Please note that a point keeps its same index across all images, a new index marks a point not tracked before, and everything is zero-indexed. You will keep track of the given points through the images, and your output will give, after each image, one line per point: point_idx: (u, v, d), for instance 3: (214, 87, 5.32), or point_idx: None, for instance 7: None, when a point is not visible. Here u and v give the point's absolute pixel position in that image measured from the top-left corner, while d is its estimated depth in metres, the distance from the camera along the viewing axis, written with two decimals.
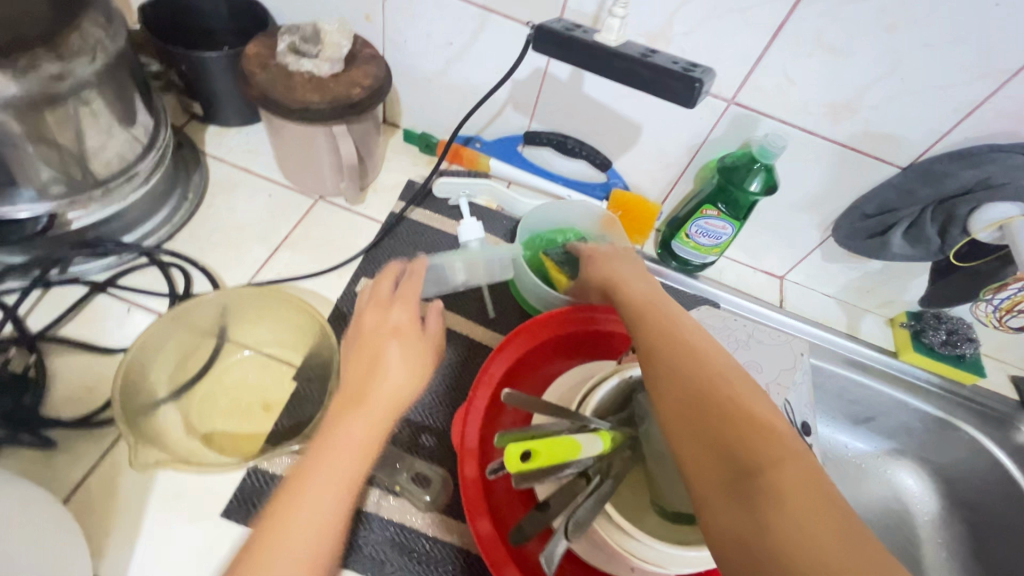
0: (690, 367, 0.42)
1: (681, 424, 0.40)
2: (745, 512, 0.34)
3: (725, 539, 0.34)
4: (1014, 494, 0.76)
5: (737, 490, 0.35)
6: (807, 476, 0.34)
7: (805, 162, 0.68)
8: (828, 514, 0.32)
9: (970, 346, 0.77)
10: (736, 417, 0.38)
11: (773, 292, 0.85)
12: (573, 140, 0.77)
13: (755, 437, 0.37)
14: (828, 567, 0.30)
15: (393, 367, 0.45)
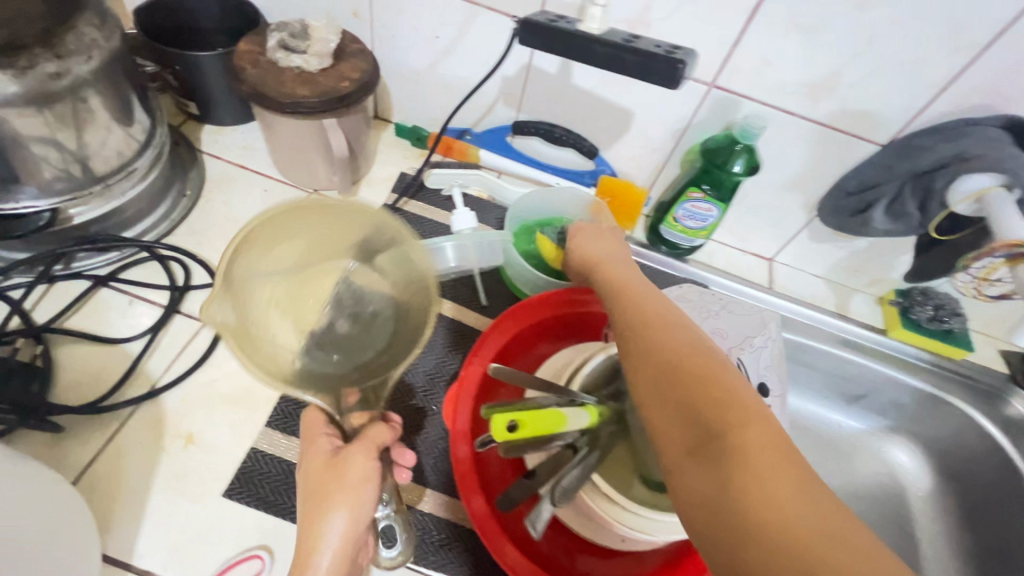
0: (663, 337, 0.42)
1: (652, 390, 0.40)
2: (710, 475, 0.34)
3: (695, 504, 0.35)
4: (1004, 464, 0.77)
5: (706, 456, 0.35)
6: (771, 436, 0.34)
7: (787, 142, 0.70)
8: (789, 473, 0.33)
9: (957, 321, 0.78)
10: (702, 381, 0.38)
11: (762, 273, 0.86)
12: (560, 128, 0.78)
13: (721, 400, 0.37)
14: (786, 526, 0.31)
15: (336, 517, 0.47)
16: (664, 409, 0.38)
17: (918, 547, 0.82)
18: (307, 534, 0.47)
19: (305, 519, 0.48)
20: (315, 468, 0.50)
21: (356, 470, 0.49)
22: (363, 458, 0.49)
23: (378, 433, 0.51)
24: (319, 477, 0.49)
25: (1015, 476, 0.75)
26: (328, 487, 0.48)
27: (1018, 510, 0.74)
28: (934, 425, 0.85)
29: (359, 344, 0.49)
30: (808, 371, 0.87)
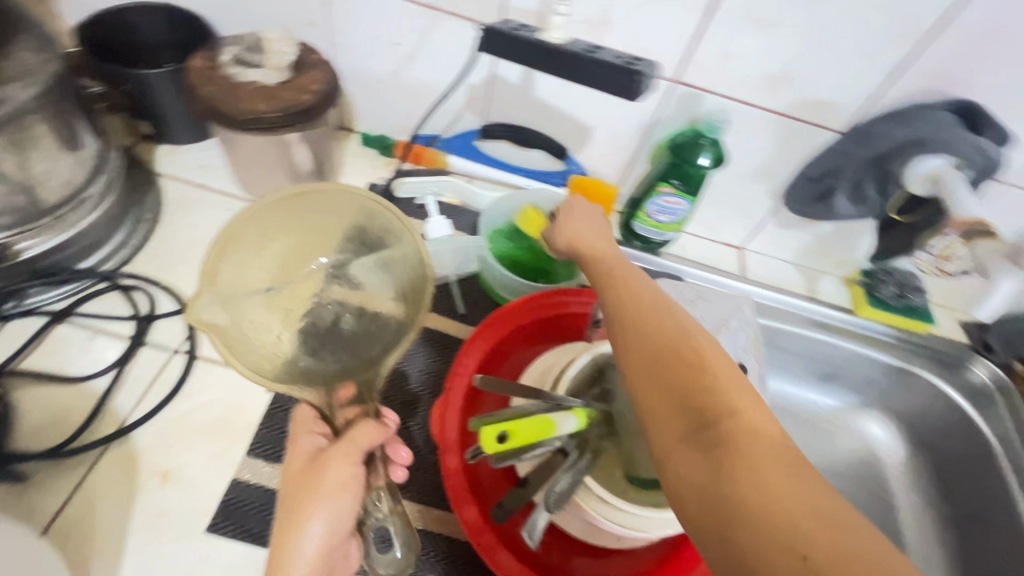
0: (657, 322, 0.42)
1: (643, 375, 0.39)
2: (706, 463, 0.34)
3: (690, 496, 0.34)
4: (970, 430, 0.81)
5: (700, 449, 0.35)
6: (764, 425, 0.35)
7: (751, 133, 0.71)
8: (783, 460, 0.33)
9: (919, 297, 0.82)
10: (696, 367, 0.38)
11: (733, 261, 0.88)
12: (528, 130, 0.78)
13: (714, 386, 0.37)
14: (785, 512, 0.31)
15: (313, 522, 0.46)
16: (658, 395, 0.38)
17: (897, 515, 0.85)
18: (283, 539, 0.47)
19: (282, 524, 0.47)
20: (298, 469, 0.49)
21: (337, 472, 0.47)
22: (342, 464, 0.47)
23: (366, 434, 0.48)
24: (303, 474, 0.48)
25: (981, 439, 0.79)
26: (307, 489, 0.47)
27: (986, 472, 0.78)
28: (904, 396, 0.88)
29: (355, 343, 0.47)
30: (783, 354, 0.90)
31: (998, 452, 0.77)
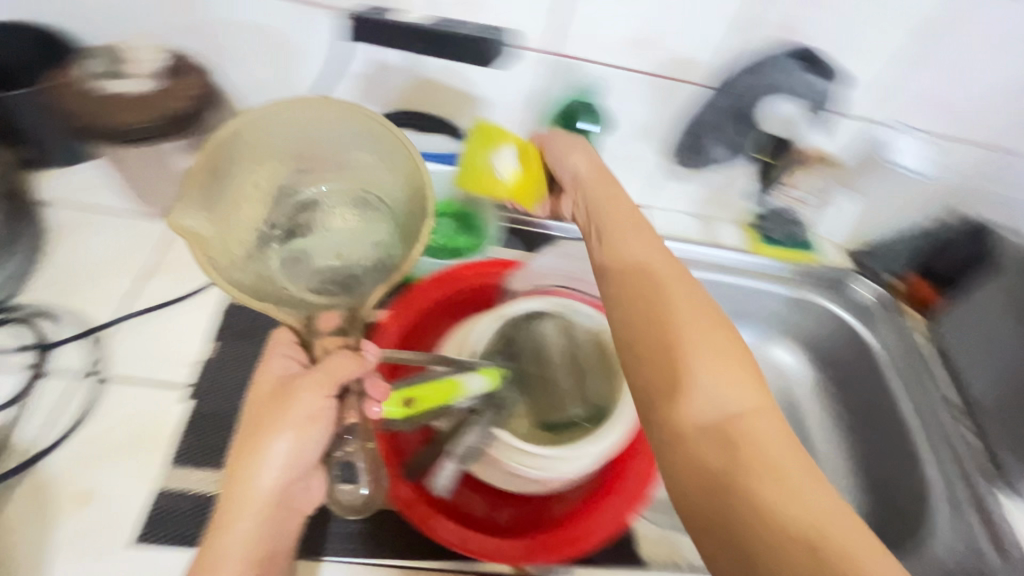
0: (664, 327, 0.46)
1: (659, 373, 0.44)
2: (725, 457, 0.39)
3: (696, 496, 0.39)
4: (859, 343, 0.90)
5: (708, 445, 0.40)
6: (775, 424, 0.41)
7: (630, 91, 0.75)
8: (795, 455, 0.39)
9: (801, 229, 0.92)
10: (719, 362, 0.44)
11: None
12: (420, 111, 0.79)
13: (735, 385, 0.43)
14: (800, 505, 0.37)
15: (282, 443, 0.47)
16: (684, 390, 0.43)
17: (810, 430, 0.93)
18: (244, 467, 0.47)
19: (242, 455, 0.47)
20: (269, 390, 0.49)
21: (308, 405, 0.47)
22: (313, 393, 0.47)
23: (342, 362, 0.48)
24: (271, 404, 0.48)
25: (870, 351, 0.87)
26: (272, 417, 0.47)
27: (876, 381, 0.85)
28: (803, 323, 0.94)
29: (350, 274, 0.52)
30: None
31: (884, 359, 0.85)
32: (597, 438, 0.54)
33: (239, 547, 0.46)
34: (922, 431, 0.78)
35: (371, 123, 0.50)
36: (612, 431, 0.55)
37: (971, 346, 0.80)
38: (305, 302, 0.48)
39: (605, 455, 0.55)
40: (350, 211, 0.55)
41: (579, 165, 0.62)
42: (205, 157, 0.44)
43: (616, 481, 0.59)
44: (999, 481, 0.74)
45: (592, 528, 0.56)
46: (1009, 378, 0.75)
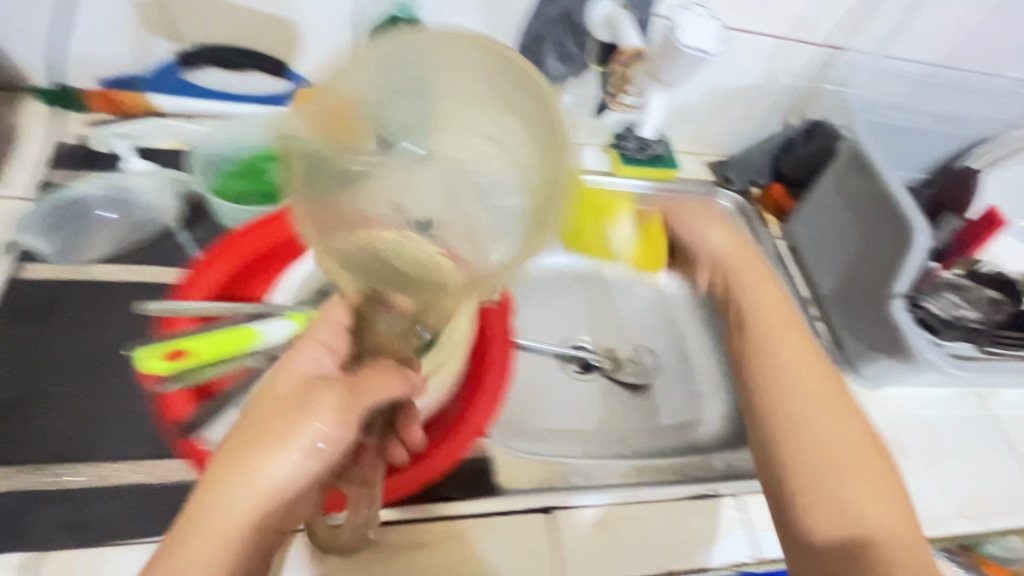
0: (772, 327, 0.61)
1: (809, 402, 0.55)
2: (835, 424, 0.54)
3: (827, 445, 0.53)
4: None
5: (834, 422, 0.54)
6: (857, 450, 0.53)
7: (461, 6, 0.72)
8: (872, 498, 0.50)
9: (659, 145, 0.91)
10: (830, 408, 0.55)
11: None
12: (231, 47, 0.73)
13: (859, 457, 0.52)
14: (858, 470, 0.51)
15: (284, 455, 0.40)
16: (805, 380, 0.57)
17: None
18: (246, 450, 0.41)
19: (241, 440, 0.41)
20: (292, 389, 0.44)
21: (278, 407, 0.42)
22: (329, 415, 0.42)
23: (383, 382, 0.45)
24: (298, 387, 0.44)
25: None
26: (278, 415, 0.42)
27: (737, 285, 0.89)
28: None
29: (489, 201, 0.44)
30: None
31: None
32: (428, 378, 0.56)
33: (227, 529, 0.39)
34: None
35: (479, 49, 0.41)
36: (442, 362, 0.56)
37: (818, 243, 0.84)
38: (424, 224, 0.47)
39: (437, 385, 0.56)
40: (469, 135, 0.45)
41: (717, 241, 0.70)
42: (330, 81, 0.44)
43: (459, 419, 0.60)
44: (844, 363, 0.77)
45: (430, 467, 0.57)
46: (850, 265, 0.77)
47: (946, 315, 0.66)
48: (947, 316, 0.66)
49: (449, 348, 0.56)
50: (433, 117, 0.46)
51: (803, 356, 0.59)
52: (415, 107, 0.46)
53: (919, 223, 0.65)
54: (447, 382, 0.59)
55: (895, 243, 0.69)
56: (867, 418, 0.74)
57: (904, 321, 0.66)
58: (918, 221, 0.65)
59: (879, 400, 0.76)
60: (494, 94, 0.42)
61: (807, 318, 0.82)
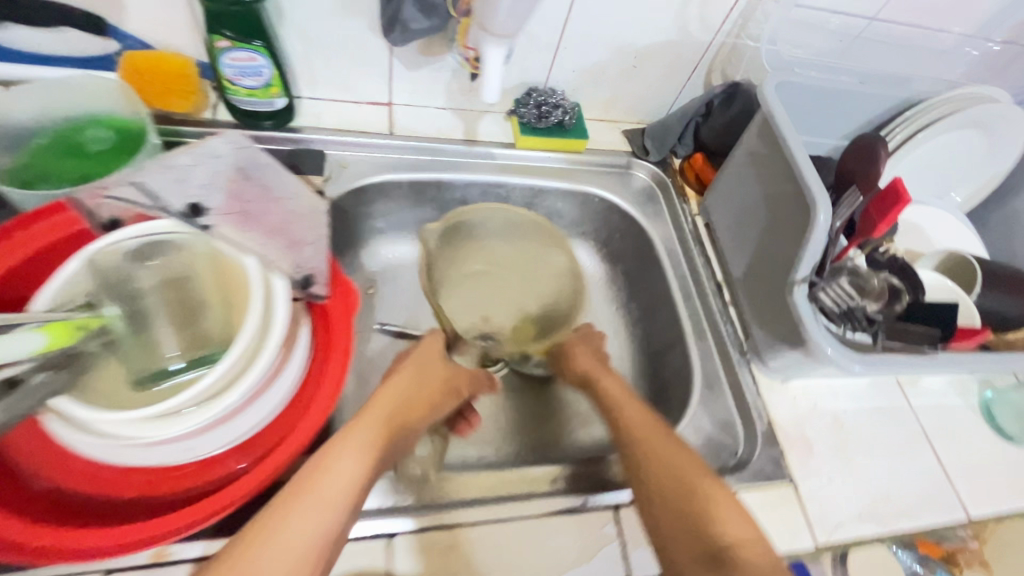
0: (612, 391, 0.64)
1: (639, 428, 0.58)
2: (687, 462, 0.53)
3: (659, 465, 0.54)
4: (637, 231, 0.85)
5: (659, 437, 0.56)
6: (687, 460, 0.54)
7: None
8: (724, 514, 0.49)
9: (559, 112, 0.81)
10: (653, 431, 0.57)
11: (381, 120, 0.80)
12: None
13: (688, 469, 0.53)
14: (726, 510, 0.49)
15: (356, 437, 0.48)
16: (644, 427, 0.58)
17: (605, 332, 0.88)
18: (343, 460, 0.46)
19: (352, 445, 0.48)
20: (383, 410, 0.53)
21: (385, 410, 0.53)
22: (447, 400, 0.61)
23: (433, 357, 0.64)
24: (393, 410, 0.54)
25: (646, 240, 0.84)
26: (380, 423, 0.51)
27: (651, 268, 0.83)
28: (589, 220, 0.89)
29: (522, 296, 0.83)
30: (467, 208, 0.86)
31: (656, 246, 0.83)
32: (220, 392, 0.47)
33: (316, 536, 0.41)
34: (683, 313, 0.77)
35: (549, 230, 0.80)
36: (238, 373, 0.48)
37: (733, 224, 0.77)
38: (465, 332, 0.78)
39: (246, 403, 0.49)
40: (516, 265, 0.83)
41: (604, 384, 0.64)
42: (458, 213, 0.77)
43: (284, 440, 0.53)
44: (752, 353, 0.72)
45: (233, 494, 0.49)
46: (759, 249, 0.71)
47: (842, 311, 0.59)
48: (843, 312, 0.59)
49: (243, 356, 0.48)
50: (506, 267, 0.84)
51: (625, 394, 0.63)
52: (489, 221, 0.80)
53: (821, 204, 0.57)
54: (272, 401, 0.52)
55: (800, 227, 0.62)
56: (771, 413, 0.69)
57: (806, 314, 0.58)
58: (820, 202, 0.57)
59: (787, 393, 0.70)
60: (536, 239, 0.82)
61: (717, 305, 0.76)
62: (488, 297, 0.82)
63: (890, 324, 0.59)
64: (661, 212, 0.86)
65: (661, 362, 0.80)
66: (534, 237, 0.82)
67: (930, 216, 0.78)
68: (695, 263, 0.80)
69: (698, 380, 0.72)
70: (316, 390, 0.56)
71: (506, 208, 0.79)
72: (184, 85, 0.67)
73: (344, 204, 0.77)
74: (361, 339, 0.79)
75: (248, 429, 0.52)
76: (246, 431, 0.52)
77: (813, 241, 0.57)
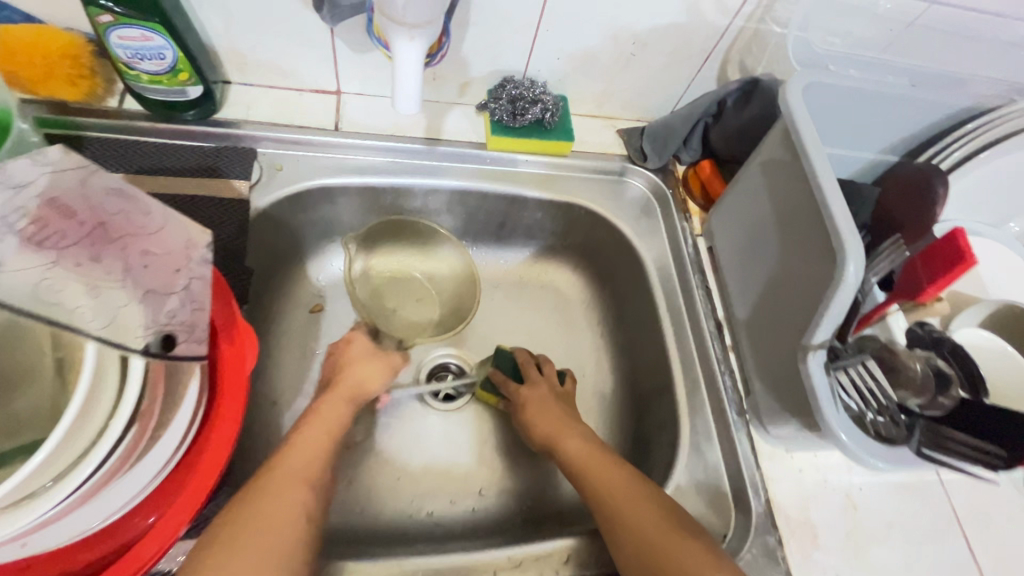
0: (573, 452, 0.59)
1: (595, 471, 0.56)
2: (638, 496, 0.52)
3: (623, 514, 0.51)
4: (629, 251, 0.72)
5: (619, 482, 0.54)
6: (637, 497, 0.52)
7: None
8: (686, 547, 0.48)
9: (537, 109, 0.68)
10: (602, 469, 0.56)
11: (327, 111, 0.67)
12: None
13: (643, 510, 0.51)
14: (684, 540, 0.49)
15: (292, 459, 0.50)
16: (596, 468, 0.56)
17: (585, 365, 0.76)
18: (292, 463, 0.50)
19: (301, 449, 0.51)
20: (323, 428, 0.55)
21: (331, 409, 0.57)
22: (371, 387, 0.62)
23: (364, 351, 0.64)
24: (338, 407, 0.58)
25: (638, 264, 0.71)
26: (326, 420, 0.55)
27: (642, 298, 0.71)
28: (575, 234, 0.76)
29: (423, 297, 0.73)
30: (431, 217, 0.73)
31: (650, 272, 0.70)
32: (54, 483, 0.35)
33: (278, 542, 0.44)
34: (674, 357, 0.65)
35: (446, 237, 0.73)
36: (47, 482, 0.35)
37: (737, 254, 0.64)
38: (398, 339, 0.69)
39: (71, 506, 0.38)
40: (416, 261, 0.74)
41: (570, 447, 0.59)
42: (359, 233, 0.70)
43: (154, 528, 0.44)
44: (751, 413, 0.61)
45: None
46: (766, 293, 0.58)
47: (867, 393, 0.47)
48: (868, 395, 0.47)
49: (52, 463, 0.35)
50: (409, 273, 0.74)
51: (590, 452, 0.58)
52: (382, 237, 0.72)
53: (852, 255, 0.44)
54: (119, 494, 0.41)
55: (819, 279, 0.49)
56: (771, 490, 0.57)
57: (821, 391, 0.46)
58: (850, 251, 0.44)
59: (792, 464, 0.59)
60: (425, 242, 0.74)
61: (717, 350, 0.64)
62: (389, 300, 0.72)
63: (931, 424, 0.46)
64: (659, 231, 0.72)
65: (646, 410, 0.68)
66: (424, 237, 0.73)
67: (984, 253, 0.64)
68: (694, 296, 0.67)
69: (685, 443, 0.61)
70: (198, 460, 0.46)
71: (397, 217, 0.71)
72: (67, 78, 0.56)
73: (279, 213, 0.65)
74: (299, 369, 0.68)
75: (89, 525, 0.41)
76: (83, 528, 0.41)
77: (836, 299, 0.45)
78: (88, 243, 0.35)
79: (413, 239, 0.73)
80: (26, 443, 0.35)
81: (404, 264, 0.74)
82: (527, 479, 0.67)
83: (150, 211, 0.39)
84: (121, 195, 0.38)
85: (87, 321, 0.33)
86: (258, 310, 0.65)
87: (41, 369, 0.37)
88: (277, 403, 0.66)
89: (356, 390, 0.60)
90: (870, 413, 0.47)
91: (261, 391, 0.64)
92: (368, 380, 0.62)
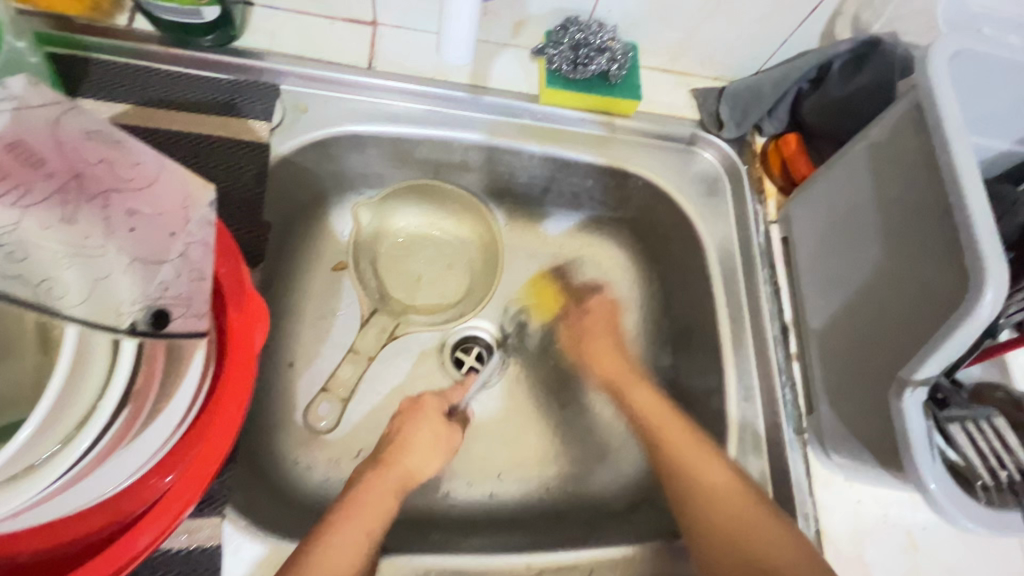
0: (637, 402, 0.58)
1: (674, 436, 0.54)
2: (704, 462, 0.52)
3: (686, 471, 0.52)
4: (689, 234, 0.63)
5: (690, 448, 0.53)
6: (703, 455, 0.52)
7: None
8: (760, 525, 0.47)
9: (603, 59, 0.58)
10: (668, 433, 0.55)
11: (359, 45, 0.59)
12: None
13: (711, 486, 0.50)
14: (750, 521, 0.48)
15: (350, 521, 0.48)
16: (664, 423, 0.55)
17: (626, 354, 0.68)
18: (332, 558, 0.45)
19: (359, 508, 0.49)
20: (377, 492, 0.51)
21: (377, 497, 0.51)
22: (424, 443, 0.55)
23: (432, 427, 0.57)
24: (385, 498, 0.51)
25: (697, 249, 0.62)
26: (371, 511, 0.49)
27: (696, 288, 0.63)
28: (629, 207, 0.67)
29: (445, 263, 0.69)
30: (468, 176, 0.66)
31: (710, 260, 0.61)
32: (46, 462, 0.31)
33: None
34: (729, 360, 0.58)
35: (464, 201, 0.67)
36: (34, 462, 0.31)
37: (820, 252, 0.54)
38: (417, 317, 0.65)
39: (57, 491, 0.34)
40: (433, 224, 0.69)
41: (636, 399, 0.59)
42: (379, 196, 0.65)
43: (173, 489, 0.40)
44: (811, 432, 0.54)
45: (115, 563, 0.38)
46: (854, 305, 0.49)
47: (989, 451, 0.41)
48: (984, 455, 0.41)
49: (34, 447, 0.31)
50: (426, 238, 0.69)
51: (651, 401, 0.58)
52: (400, 199, 0.66)
53: (991, 278, 0.36)
54: (119, 471, 0.37)
55: (942, 301, 0.40)
56: (823, 520, 0.51)
57: (916, 437, 0.40)
58: (989, 275, 0.36)
59: (850, 495, 0.52)
60: (444, 203, 0.68)
61: (779, 358, 0.56)
62: (406, 270, 0.68)
63: None
64: (726, 213, 0.63)
65: (688, 412, 0.62)
66: (441, 199, 0.67)
67: None
68: (760, 293, 0.59)
69: (729, 456, 0.55)
70: (213, 419, 0.41)
71: (414, 180, 0.65)
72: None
73: (302, 160, 0.58)
74: (317, 331, 0.63)
75: (79, 504, 0.37)
76: (73, 507, 0.37)
77: (958, 331, 0.37)
78: (59, 201, 0.30)
79: (430, 201, 0.67)
80: (8, 422, 0.31)
81: (420, 227, 0.69)
82: (551, 468, 0.63)
83: (141, 161, 0.33)
84: (102, 139, 0.32)
85: (63, 298, 0.28)
86: (274, 267, 0.60)
87: (25, 341, 0.33)
88: (293, 366, 0.61)
89: (408, 476, 0.54)
90: (981, 474, 0.40)
91: (276, 352, 0.60)
92: (421, 463, 0.55)
